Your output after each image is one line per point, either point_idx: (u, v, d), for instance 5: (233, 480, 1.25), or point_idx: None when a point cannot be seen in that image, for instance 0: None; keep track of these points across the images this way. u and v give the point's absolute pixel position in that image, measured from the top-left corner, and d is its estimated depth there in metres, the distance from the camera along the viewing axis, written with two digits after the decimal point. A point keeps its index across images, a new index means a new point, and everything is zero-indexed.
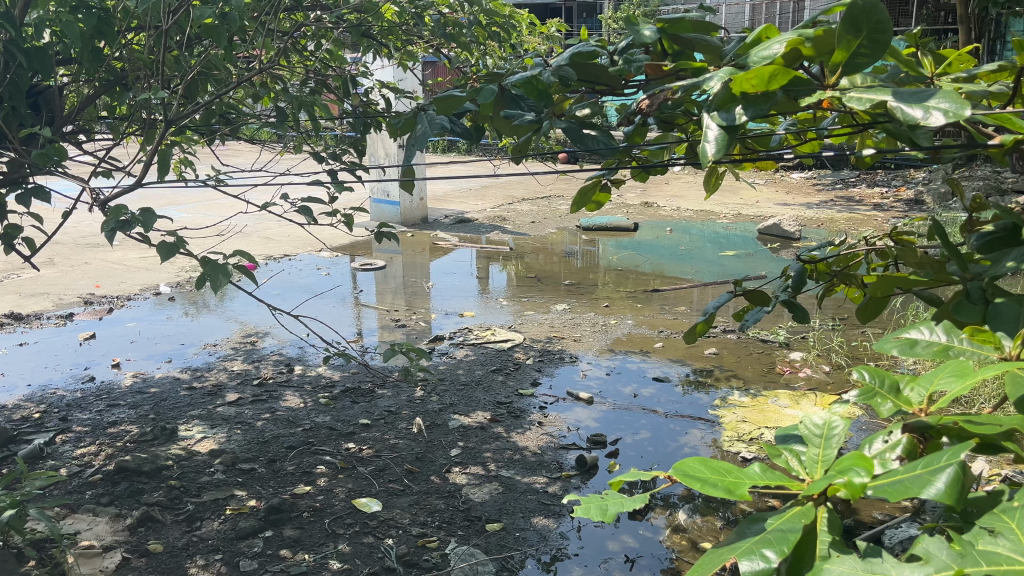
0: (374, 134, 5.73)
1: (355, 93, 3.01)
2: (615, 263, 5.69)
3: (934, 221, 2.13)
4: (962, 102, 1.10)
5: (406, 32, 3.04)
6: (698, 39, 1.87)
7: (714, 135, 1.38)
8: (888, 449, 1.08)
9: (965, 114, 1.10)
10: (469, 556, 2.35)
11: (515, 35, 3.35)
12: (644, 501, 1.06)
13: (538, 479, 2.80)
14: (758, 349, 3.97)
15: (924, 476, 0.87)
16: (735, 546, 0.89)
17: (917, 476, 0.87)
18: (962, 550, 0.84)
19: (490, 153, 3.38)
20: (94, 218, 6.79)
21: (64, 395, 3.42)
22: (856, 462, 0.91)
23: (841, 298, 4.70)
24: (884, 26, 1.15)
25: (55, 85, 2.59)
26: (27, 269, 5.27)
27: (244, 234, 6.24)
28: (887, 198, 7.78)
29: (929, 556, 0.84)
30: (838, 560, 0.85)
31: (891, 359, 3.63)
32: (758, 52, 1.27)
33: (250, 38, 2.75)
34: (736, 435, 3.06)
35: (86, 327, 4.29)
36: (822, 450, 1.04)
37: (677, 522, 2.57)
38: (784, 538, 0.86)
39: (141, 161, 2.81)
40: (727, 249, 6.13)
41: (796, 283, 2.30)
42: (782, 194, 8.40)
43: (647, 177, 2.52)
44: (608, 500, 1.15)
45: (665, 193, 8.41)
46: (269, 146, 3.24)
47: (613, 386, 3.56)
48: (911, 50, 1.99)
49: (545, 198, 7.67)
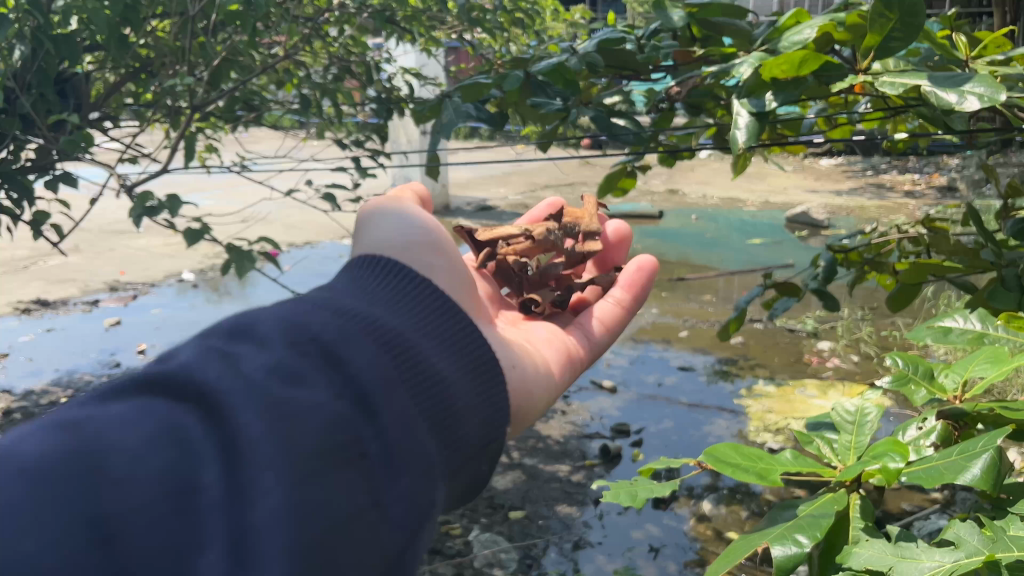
0: (396, 120, 5.69)
1: (378, 80, 2.98)
2: (640, 252, 5.64)
3: (970, 207, 2.07)
4: (997, 88, 1.35)
5: (432, 18, 3.00)
6: (728, 24, 1.85)
7: (744, 121, 1.63)
8: (924, 436, 1.60)
9: (999, 97, 1.35)
10: (493, 544, 2.38)
11: (541, 22, 3.31)
12: (662, 493, 1.73)
13: (561, 467, 2.80)
14: (785, 339, 3.92)
15: (963, 463, 1.29)
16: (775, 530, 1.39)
17: (957, 463, 1.30)
18: (994, 536, 1.21)
19: (514, 141, 3.35)
20: (120, 205, 6.84)
21: (91, 380, 3.46)
22: (894, 450, 1.41)
23: (872, 287, 4.62)
24: (915, 14, 1.46)
25: (82, 73, 2.58)
26: (54, 255, 5.32)
27: (268, 222, 6.27)
28: (918, 185, 7.64)
29: (963, 540, 1.22)
30: (869, 544, 1.33)
31: (922, 349, 3.57)
32: (792, 39, 1.53)
33: (274, 24, 2.73)
34: (762, 425, 3.03)
35: (111, 313, 4.33)
36: (855, 437, 1.60)
37: (702, 511, 2.54)
38: (815, 526, 1.37)
39: (167, 147, 2.82)
40: (754, 238, 6.06)
41: (826, 273, 2.26)
42: (810, 181, 8.28)
43: (674, 163, 2.47)
44: (635, 487, 1.82)
45: (691, 180, 8.32)
46: (293, 132, 3.23)
47: (636, 375, 3.54)
48: (946, 33, 1.94)
49: (569, 184, 7.62)
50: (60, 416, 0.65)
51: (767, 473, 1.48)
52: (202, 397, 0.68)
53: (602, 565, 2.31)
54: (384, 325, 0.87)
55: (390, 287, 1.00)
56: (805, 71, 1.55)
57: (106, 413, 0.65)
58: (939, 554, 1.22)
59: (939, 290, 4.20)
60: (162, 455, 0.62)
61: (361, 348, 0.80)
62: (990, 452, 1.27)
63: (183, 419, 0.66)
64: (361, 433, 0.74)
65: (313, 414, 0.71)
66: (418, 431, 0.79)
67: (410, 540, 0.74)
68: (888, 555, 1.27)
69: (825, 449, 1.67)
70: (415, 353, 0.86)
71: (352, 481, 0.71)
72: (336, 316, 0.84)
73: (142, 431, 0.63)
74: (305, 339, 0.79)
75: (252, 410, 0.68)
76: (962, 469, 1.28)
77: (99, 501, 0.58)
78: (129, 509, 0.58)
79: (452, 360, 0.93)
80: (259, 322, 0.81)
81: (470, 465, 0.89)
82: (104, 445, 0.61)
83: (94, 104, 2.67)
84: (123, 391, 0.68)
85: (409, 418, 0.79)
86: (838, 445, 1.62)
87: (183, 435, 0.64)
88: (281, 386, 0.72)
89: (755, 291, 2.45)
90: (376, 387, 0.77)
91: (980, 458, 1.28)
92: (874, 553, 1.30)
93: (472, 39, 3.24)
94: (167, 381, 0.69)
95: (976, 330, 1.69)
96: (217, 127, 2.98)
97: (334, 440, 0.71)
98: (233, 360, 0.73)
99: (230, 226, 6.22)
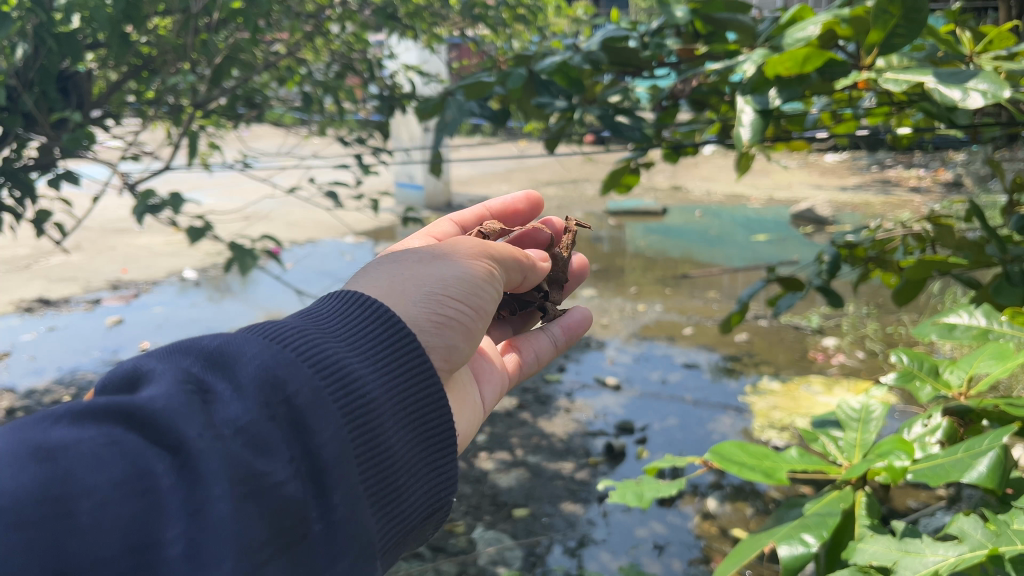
0: (398, 117, 5.67)
1: (381, 77, 2.97)
2: (644, 248, 5.63)
3: (975, 202, 2.05)
4: (1001, 84, 1.33)
5: (435, 15, 2.99)
6: (731, 20, 1.82)
7: (748, 117, 1.63)
8: (929, 433, 1.57)
9: (1003, 93, 1.33)
10: (496, 542, 2.38)
11: (544, 17, 3.29)
12: (671, 493, 1.71)
13: (565, 465, 2.79)
14: (790, 335, 3.90)
15: (970, 460, 1.28)
16: (783, 529, 1.38)
17: (964, 460, 1.29)
18: (996, 530, 1.18)
19: (517, 137, 3.33)
20: (121, 203, 6.83)
21: (94, 378, 3.46)
22: (899, 446, 1.40)
23: (877, 283, 4.61)
24: (919, 9, 1.45)
25: (84, 71, 2.57)
26: (56, 253, 5.31)
27: (270, 220, 6.26)
28: (923, 181, 7.61)
29: (966, 535, 1.20)
30: (874, 540, 1.32)
31: (928, 346, 3.56)
32: (796, 35, 1.52)
33: (276, 22, 2.72)
34: (767, 422, 3.02)
35: (113, 311, 4.33)
36: (861, 433, 1.59)
37: (706, 509, 2.53)
38: (823, 524, 1.36)
39: (169, 145, 2.80)
40: (758, 234, 6.04)
41: (831, 268, 2.25)
42: (815, 177, 8.25)
43: (678, 159, 2.45)
44: (644, 488, 1.81)
45: (695, 176, 8.29)
46: (295, 129, 3.21)
47: (640, 372, 3.53)
48: (950, 28, 1.93)
49: (572, 180, 7.60)
50: (46, 442, 0.74)
51: (773, 471, 1.47)
52: (177, 449, 0.77)
53: (606, 562, 2.30)
54: (360, 391, 0.93)
55: (382, 328, 1.04)
56: (808, 66, 1.56)
57: (92, 445, 0.74)
58: (944, 550, 1.20)
59: (946, 285, 4.18)
60: (132, 510, 0.72)
61: (328, 423, 0.88)
62: (996, 450, 1.25)
63: (156, 469, 0.75)
64: (306, 515, 0.83)
65: (272, 492, 0.80)
66: (359, 509, 0.89)
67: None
68: (893, 550, 1.26)
69: (830, 446, 1.65)
70: (377, 427, 0.94)
71: (288, 557, 0.81)
72: (315, 377, 0.90)
73: (118, 479, 0.73)
74: (279, 400, 0.86)
75: (221, 482, 0.76)
76: (968, 467, 1.27)
77: (66, 552, 0.68)
78: (92, 565, 0.68)
79: (411, 431, 1.00)
80: (243, 365, 0.88)
81: (407, 527, 0.99)
82: (83, 489, 0.71)
83: (95, 101, 2.65)
84: (105, 424, 0.77)
85: (355, 500, 0.88)
86: (844, 443, 1.60)
87: (153, 489, 0.74)
88: (248, 456, 0.80)
89: (757, 285, 2.44)
90: (330, 469, 0.86)
91: (986, 456, 1.26)
92: (879, 548, 1.29)
93: (475, 35, 3.23)
94: (150, 426, 0.78)
95: (981, 326, 1.68)
96: (219, 125, 2.97)
97: (283, 518, 0.80)
98: (210, 415, 0.82)
99: (232, 224, 6.21)
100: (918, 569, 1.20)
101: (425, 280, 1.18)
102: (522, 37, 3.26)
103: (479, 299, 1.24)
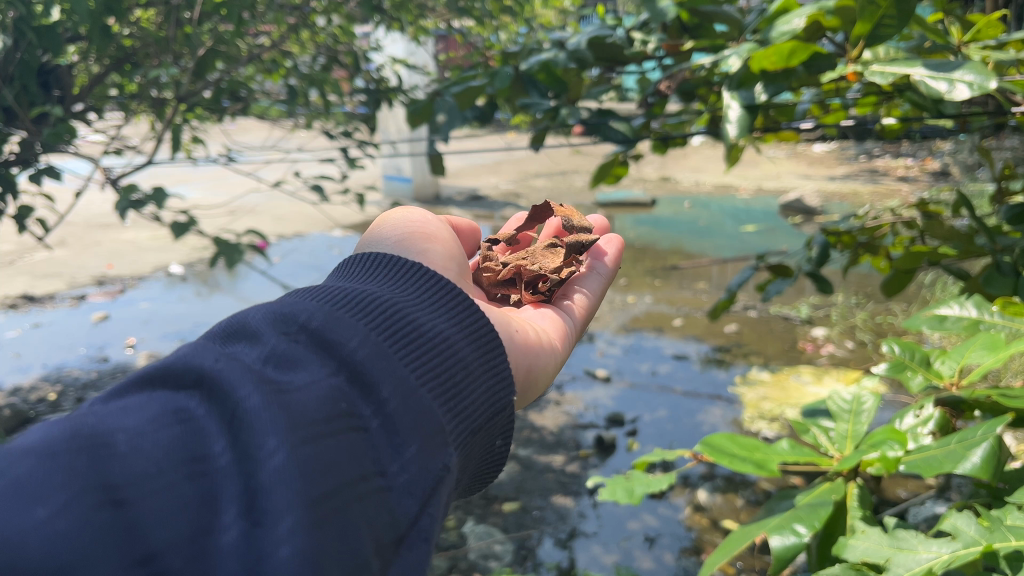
0: (385, 110, 5.60)
1: (367, 70, 2.93)
2: (633, 239, 5.62)
3: (961, 192, 2.05)
4: (987, 76, 1.31)
5: (421, 6, 2.95)
6: (716, 13, 1.81)
7: (736, 113, 1.63)
8: (921, 423, 1.57)
9: (988, 85, 1.32)
10: (487, 535, 2.37)
11: (531, 8, 3.28)
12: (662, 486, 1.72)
13: (556, 458, 2.78)
14: (779, 326, 3.91)
15: (962, 454, 1.27)
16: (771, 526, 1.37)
17: (957, 454, 1.28)
18: (991, 527, 1.18)
19: (505, 130, 3.30)
20: (105, 198, 6.76)
21: (80, 375, 3.42)
22: (891, 436, 1.42)
23: (866, 273, 4.62)
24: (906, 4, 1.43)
25: (66, 64, 2.51)
26: (40, 250, 5.25)
27: (256, 214, 6.22)
28: (911, 170, 7.63)
29: (960, 531, 1.19)
30: (864, 536, 1.31)
31: (916, 336, 3.58)
32: (781, 29, 1.51)
33: (260, 14, 2.65)
34: (757, 413, 3.02)
35: (98, 307, 4.28)
36: (851, 423, 1.60)
37: (697, 500, 2.53)
38: (814, 517, 1.34)
39: (152, 139, 2.76)
40: (748, 224, 6.06)
41: (819, 257, 2.26)
42: (803, 167, 8.29)
43: (666, 150, 2.44)
44: (632, 484, 1.81)
45: (683, 167, 8.31)
46: (280, 123, 3.15)
47: (629, 364, 3.53)
48: (939, 17, 1.89)
49: (561, 172, 7.61)
50: (71, 411, 0.69)
51: (765, 463, 1.45)
52: (201, 380, 0.73)
53: (598, 555, 2.29)
54: (377, 308, 0.91)
55: (382, 277, 1.03)
56: (794, 60, 1.54)
57: (119, 399, 0.70)
58: (937, 546, 1.19)
59: (936, 275, 4.18)
60: (170, 432, 0.67)
61: (351, 328, 0.85)
62: (989, 441, 1.25)
63: (186, 401, 0.71)
64: (357, 409, 0.79)
65: (309, 390, 0.76)
66: (415, 397, 0.84)
67: (414, 501, 0.79)
68: (885, 547, 1.26)
69: (822, 438, 1.65)
70: (407, 329, 0.91)
71: (349, 444, 0.75)
72: (326, 304, 0.88)
73: (151, 415, 0.68)
74: (294, 329, 0.84)
75: (248, 385, 0.72)
76: (961, 458, 1.26)
77: (111, 471, 0.62)
78: (141, 477, 0.63)
79: (444, 334, 0.96)
80: (252, 315, 0.85)
81: (474, 425, 0.94)
82: (115, 424, 0.66)
83: (77, 94, 2.61)
84: (128, 388, 0.72)
85: (408, 388, 0.84)
86: (834, 435, 1.60)
87: (187, 415, 0.69)
88: (274, 371, 0.77)
89: (746, 273, 2.42)
90: (367, 362, 0.82)
91: (979, 448, 1.26)
92: (867, 545, 1.29)
93: (461, 27, 3.21)
94: (166, 373, 0.74)
95: (972, 316, 1.69)
96: (202, 118, 2.92)
97: (331, 408, 0.76)
98: (229, 352, 0.78)
99: (218, 218, 6.16)
100: (911, 566, 1.19)
101: (383, 229, 1.27)
102: (509, 29, 3.24)
103: (426, 221, 1.34)
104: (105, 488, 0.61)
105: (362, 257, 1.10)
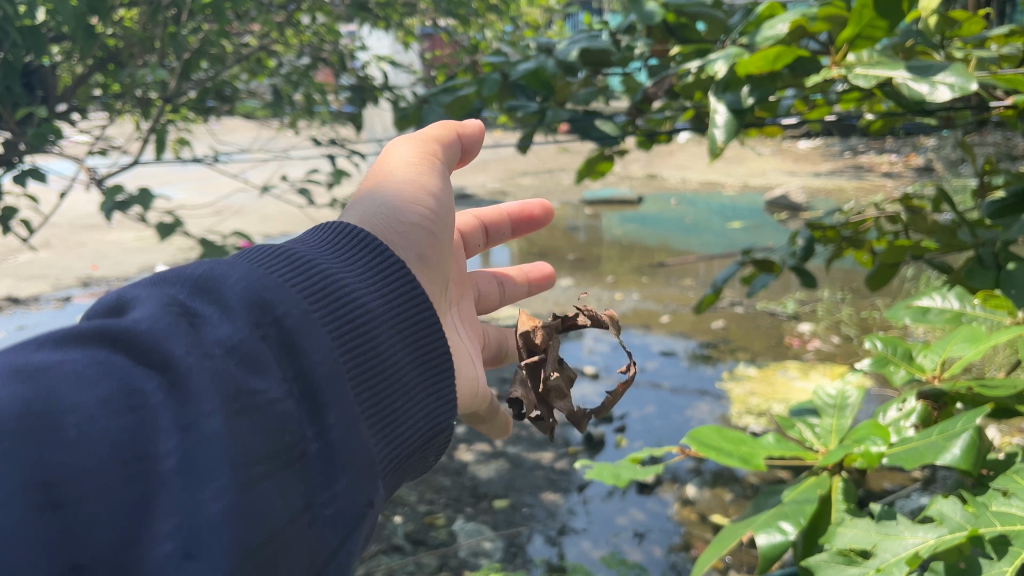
0: (371, 109, 5.58)
1: (352, 69, 2.92)
2: (620, 236, 5.63)
3: (943, 186, 2.07)
4: (968, 79, 1.34)
5: (406, 6, 2.94)
6: (703, 13, 1.85)
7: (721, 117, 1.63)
8: (903, 417, 1.57)
9: (968, 89, 1.35)
10: (476, 533, 2.38)
11: (516, 7, 3.29)
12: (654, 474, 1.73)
13: (545, 454, 2.79)
14: (766, 321, 3.93)
15: (942, 442, 1.29)
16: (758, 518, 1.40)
17: (937, 443, 1.30)
18: (976, 513, 1.20)
19: (492, 130, 3.29)
20: (89, 200, 6.70)
21: None
22: (872, 432, 1.42)
23: (851, 269, 4.65)
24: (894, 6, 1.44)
25: (48, 64, 2.48)
26: (24, 252, 5.21)
27: (241, 215, 6.19)
28: (895, 165, 7.69)
29: (944, 516, 1.21)
30: (856, 525, 1.32)
31: (901, 331, 3.61)
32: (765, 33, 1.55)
33: (247, 14, 2.64)
34: (745, 408, 3.04)
35: (83, 309, 4.25)
36: (836, 420, 1.61)
37: (686, 495, 2.55)
38: (800, 511, 1.38)
39: (137, 140, 2.73)
40: (734, 221, 6.08)
41: (805, 251, 2.27)
42: (789, 163, 8.34)
43: (650, 147, 2.44)
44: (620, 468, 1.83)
45: (670, 164, 8.34)
46: (265, 122, 3.13)
47: (618, 361, 3.54)
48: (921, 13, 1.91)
49: (547, 171, 7.63)
50: (26, 362, 0.70)
51: (751, 458, 1.47)
52: (165, 366, 0.74)
53: (586, 550, 2.31)
54: (349, 309, 0.91)
55: (363, 259, 1.02)
56: (779, 63, 1.55)
57: (78, 363, 0.70)
58: (923, 531, 1.21)
59: (920, 270, 4.22)
60: (122, 422, 0.68)
61: (318, 338, 0.85)
62: (971, 432, 1.27)
63: (144, 385, 0.72)
64: (302, 433, 0.80)
65: (263, 407, 0.77)
66: (359, 429, 0.85)
67: (334, 535, 0.81)
68: (873, 533, 1.27)
69: (807, 433, 1.64)
70: (368, 347, 0.91)
71: (285, 475, 0.77)
72: (302, 299, 0.87)
73: (106, 395, 0.69)
74: (266, 321, 0.83)
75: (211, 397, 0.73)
76: (942, 449, 1.28)
77: (53, 463, 0.64)
78: (84, 474, 0.64)
79: (405, 346, 0.97)
80: (228, 292, 0.84)
81: (408, 450, 0.95)
82: (68, 404, 0.67)
83: (61, 95, 2.57)
84: (88, 346, 0.73)
85: (351, 419, 0.84)
86: (820, 429, 1.62)
87: (144, 402, 0.70)
88: (237, 374, 0.77)
89: (733, 268, 2.42)
90: (321, 384, 0.83)
91: (960, 438, 1.27)
92: (857, 531, 1.30)
93: (447, 25, 3.19)
94: (134, 347, 0.74)
95: (953, 309, 1.76)
96: (189, 118, 2.91)
97: (279, 434, 0.77)
98: (196, 336, 0.78)
99: (204, 219, 6.11)
100: (898, 551, 1.20)
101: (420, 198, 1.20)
102: (495, 27, 3.23)
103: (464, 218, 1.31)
104: (44, 485, 0.63)
105: (347, 226, 1.08)
